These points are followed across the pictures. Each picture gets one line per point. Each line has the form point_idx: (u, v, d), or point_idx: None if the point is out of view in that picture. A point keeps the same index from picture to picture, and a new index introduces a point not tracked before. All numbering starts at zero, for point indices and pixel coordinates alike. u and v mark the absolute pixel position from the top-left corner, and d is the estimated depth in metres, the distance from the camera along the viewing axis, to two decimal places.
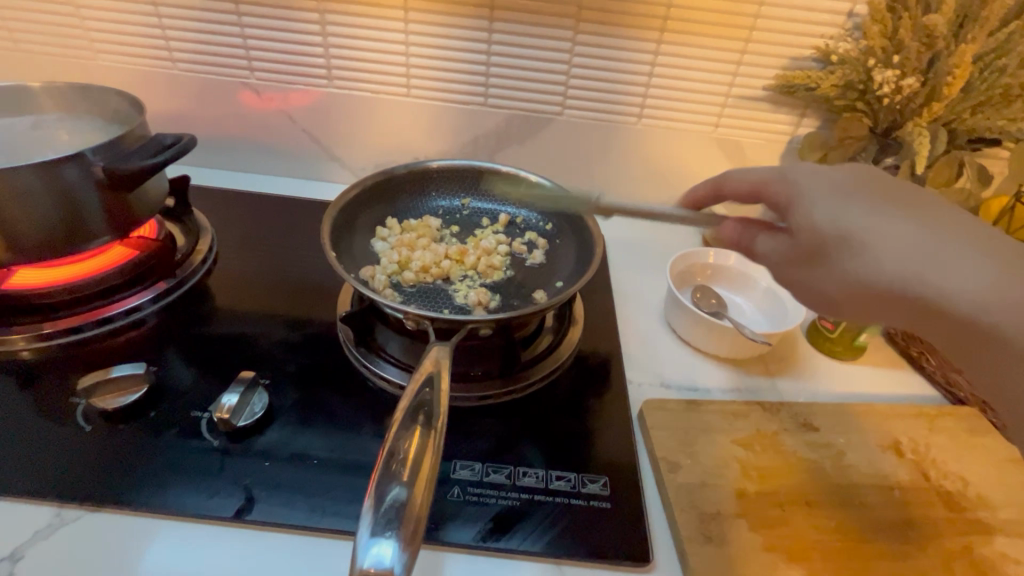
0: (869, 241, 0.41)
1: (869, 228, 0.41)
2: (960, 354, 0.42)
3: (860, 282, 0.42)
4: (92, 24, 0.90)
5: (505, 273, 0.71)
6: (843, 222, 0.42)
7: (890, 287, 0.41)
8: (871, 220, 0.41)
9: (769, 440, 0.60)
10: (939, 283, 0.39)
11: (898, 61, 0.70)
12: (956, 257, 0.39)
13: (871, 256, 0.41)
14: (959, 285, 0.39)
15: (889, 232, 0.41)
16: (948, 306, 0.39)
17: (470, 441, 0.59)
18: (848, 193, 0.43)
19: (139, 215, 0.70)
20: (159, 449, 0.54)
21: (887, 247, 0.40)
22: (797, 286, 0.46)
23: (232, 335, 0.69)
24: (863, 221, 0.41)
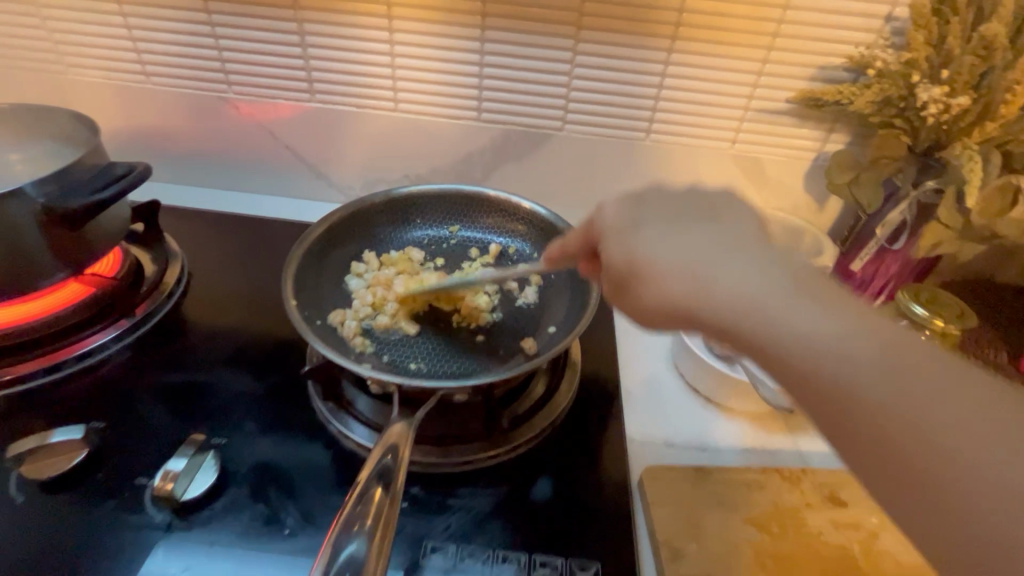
0: (646, 266, 0.42)
1: (659, 253, 0.42)
2: (811, 413, 0.35)
3: (662, 302, 0.41)
4: (62, 37, 0.84)
5: (493, 315, 0.65)
6: (645, 252, 0.42)
7: (698, 297, 0.39)
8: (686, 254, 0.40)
9: (790, 519, 0.53)
10: (739, 296, 0.37)
11: (947, 77, 0.61)
12: (732, 263, 0.39)
13: (669, 273, 0.41)
14: (768, 305, 0.36)
15: (666, 247, 0.42)
16: (764, 328, 0.36)
17: (445, 516, 0.52)
18: (643, 220, 0.45)
19: (96, 249, 0.64)
20: (97, 527, 0.49)
21: (701, 268, 0.39)
22: (622, 305, 0.46)
23: (192, 382, 0.63)
24: (662, 247, 0.42)
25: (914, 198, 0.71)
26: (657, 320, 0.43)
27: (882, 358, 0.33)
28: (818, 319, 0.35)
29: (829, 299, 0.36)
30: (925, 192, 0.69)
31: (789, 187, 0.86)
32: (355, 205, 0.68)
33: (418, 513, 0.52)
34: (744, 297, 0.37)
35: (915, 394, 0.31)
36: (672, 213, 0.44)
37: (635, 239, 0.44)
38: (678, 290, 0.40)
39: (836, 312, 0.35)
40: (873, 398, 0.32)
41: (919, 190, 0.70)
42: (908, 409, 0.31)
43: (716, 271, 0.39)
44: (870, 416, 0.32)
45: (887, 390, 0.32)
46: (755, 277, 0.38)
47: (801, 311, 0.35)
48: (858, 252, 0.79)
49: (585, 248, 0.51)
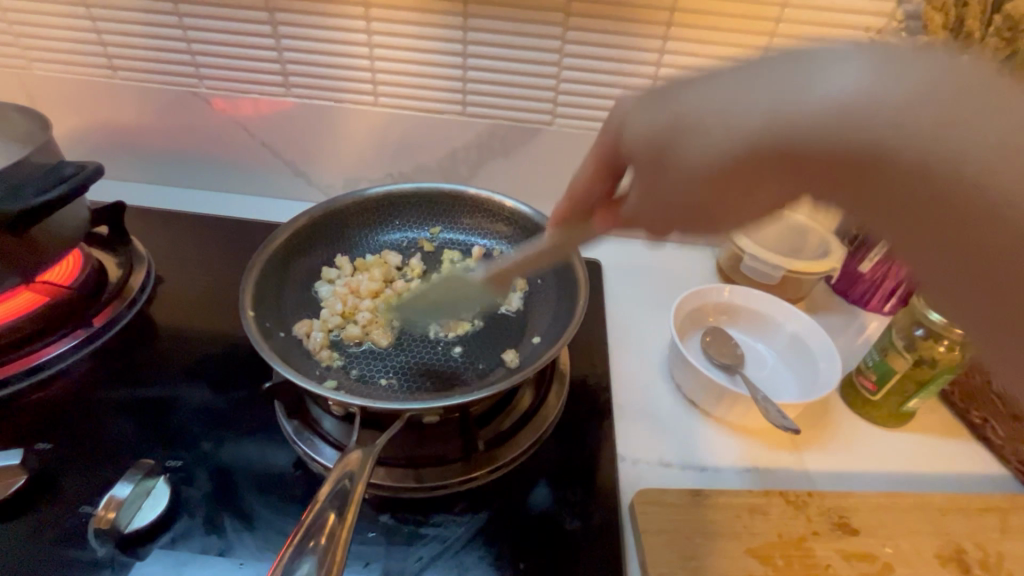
0: (619, 124, 0.38)
1: (713, 95, 0.33)
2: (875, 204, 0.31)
3: (719, 151, 0.33)
4: (22, 30, 0.80)
5: (473, 324, 0.60)
6: (622, 113, 0.38)
7: (778, 124, 0.31)
8: (704, 88, 0.33)
9: (794, 549, 0.48)
10: (801, 100, 0.30)
11: (968, 61, 0.56)
12: (718, 79, 0.33)
13: (718, 112, 0.33)
14: (826, 92, 0.30)
15: (636, 112, 0.36)
16: (819, 122, 0.30)
17: (417, 547, 0.47)
18: (613, 95, 0.39)
19: (47, 255, 0.59)
20: (34, 562, 0.45)
21: (697, 107, 0.33)
22: (652, 206, 0.38)
23: (150, 398, 0.58)
24: (645, 107, 0.36)
25: None
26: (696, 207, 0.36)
27: (955, 128, 0.27)
28: (883, 98, 0.29)
29: (890, 54, 0.29)
30: None
31: None
32: (327, 208, 0.65)
33: (388, 543, 0.48)
34: (792, 97, 0.30)
35: (994, 161, 0.26)
36: (702, 59, 0.35)
37: (679, 94, 0.34)
38: (755, 122, 0.32)
39: (899, 63, 0.29)
40: (946, 178, 0.27)
41: None
42: (985, 186, 0.27)
43: (795, 91, 0.31)
44: (930, 195, 0.28)
45: (960, 159, 0.27)
46: (802, 69, 0.31)
47: (866, 87, 0.29)
48: (868, 252, 0.74)
49: (597, 191, 0.43)
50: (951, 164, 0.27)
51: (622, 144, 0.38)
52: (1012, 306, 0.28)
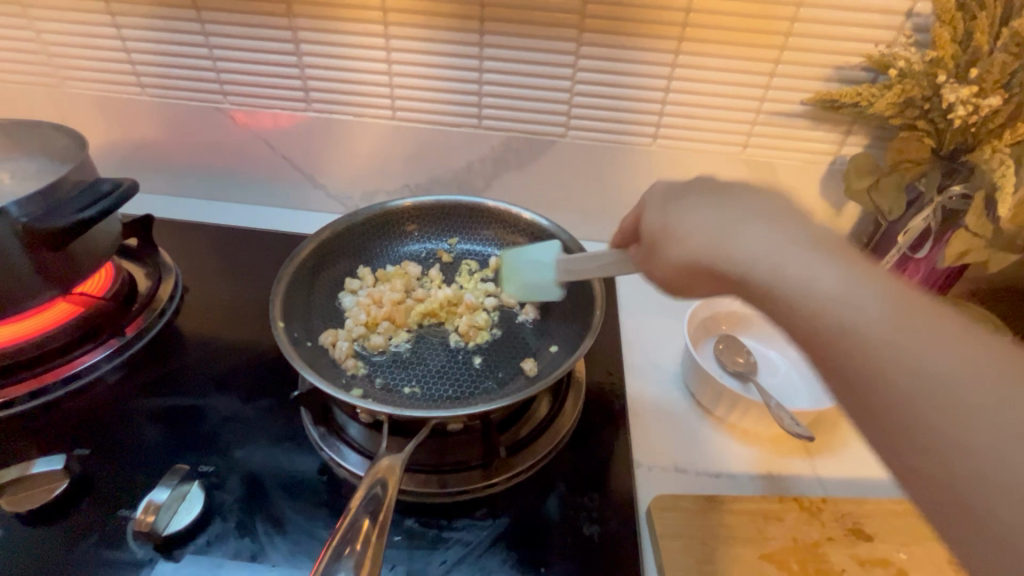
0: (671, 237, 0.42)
1: (691, 225, 0.40)
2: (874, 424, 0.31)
3: (688, 256, 0.41)
4: (56, 49, 0.83)
5: (492, 333, 0.62)
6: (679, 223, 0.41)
7: (722, 256, 0.38)
8: (678, 205, 0.42)
9: (809, 554, 0.49)
10: (763, 263, 0.36)
11: (976, 75, 0.57)
12: (753, 228, 0.37)
13: (699, 236, 0.40)
14: (797, 276, 0.34)
15: (689, 219, 0.41)
16: (794, 303, 0.34)
17: (440, 551, 0.49)
18: (684, 194, 0.43)
19: (85, 268, 0.62)
20: (76, 563, 0.47)
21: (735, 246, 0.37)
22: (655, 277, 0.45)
23: (181, 405, 0.61)
24: (696, 219, 0.40)
25: (937, 203, 0.67)
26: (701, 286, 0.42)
27: (874, 300, 0.31)
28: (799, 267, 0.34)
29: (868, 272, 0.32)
30: (950, 198, 0.65)
31: (804, 192, 0.82)
32: (349, 221, 0.67)
33: (412, 547, 0.49)
34: (765, 263, 0.35)
35: (900, 353, 0.29)
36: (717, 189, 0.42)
37: (676, 209, 0.43)
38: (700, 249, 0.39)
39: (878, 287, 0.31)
40: (863, 355, 0.30)
41: (943, 195, 0.66)
42: (897, 361, 0.29)
43: (745, 239, 0.37)
44: (852, 364, 0.31)
45: (892, 354, 0.29)
46: (757, 234, 0.37)
47: (830, 292, 0.32)
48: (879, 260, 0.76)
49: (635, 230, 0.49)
50: (872, 338, 0.30)
51: (643, 224, 0.46)
52: (904, 432, 0.29)
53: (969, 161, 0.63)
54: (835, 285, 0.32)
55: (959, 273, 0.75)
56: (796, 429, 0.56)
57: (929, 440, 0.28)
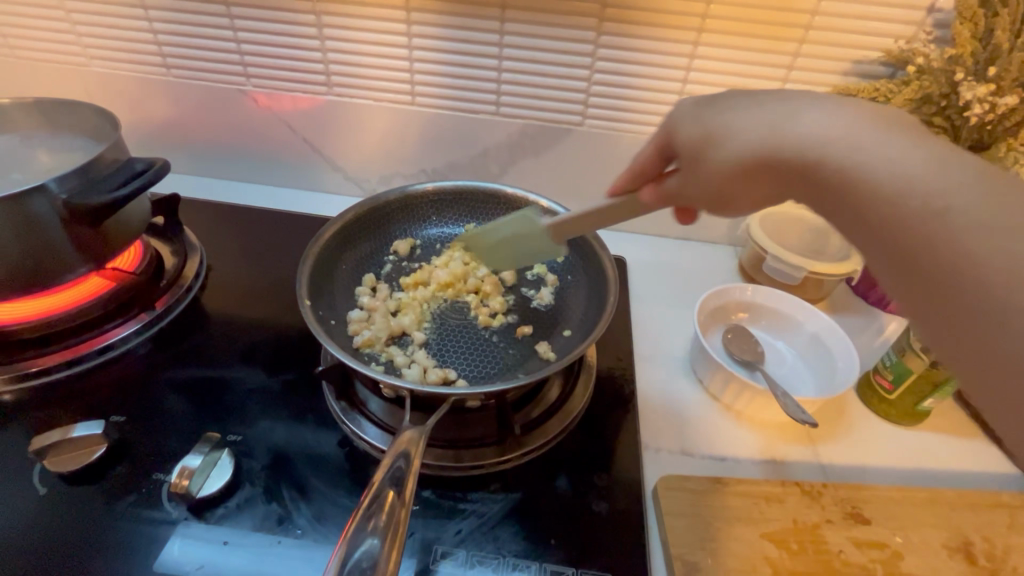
0: (726, 133, 0.42)
1: (741, 121, 0.42)
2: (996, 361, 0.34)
3: (753, 141, 0.41)
4: (84, 30, 0.85)
5: (507, 318, 0.65)
6: (723, 121, 0.42)
7: (788, 142, 0.39)
8: (805, 115, 0.39)
9: (808, 535, 0.51)
10: (835, 140, 0.37)
11: (994, 74, 0.58)
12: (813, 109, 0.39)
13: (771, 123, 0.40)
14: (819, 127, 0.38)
15: (741, 118, 0.41)
16: (879, 184, 0.36)
17: (456, 521, 0.51)
18: (723, 101, 0.44)
19: (118, 244, 0.65)
20: (114, 522, 0.50)
21: (790, 126, 0.39)
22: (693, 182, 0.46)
23: (208, 378, 0.63)
24: (749, 115, 0.41)
25: None
26: (745, 190, 0.43)
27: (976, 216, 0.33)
28: (850, 128, 0.37)
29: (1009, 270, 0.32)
30: None
31: None
32: (371, 204, 0.70)
33: (428, 516, 0.52)
34: (831, 142, 0.38)
35: (978, 231, 0.33)
36: (747, 92, 0.44)
37: (710, 115, 0.44)
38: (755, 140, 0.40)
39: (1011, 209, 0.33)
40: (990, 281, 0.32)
41: None
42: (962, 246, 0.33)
43: (811, 122, 0.39)
44: (921, 249, 0.34)
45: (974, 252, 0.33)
46: (882, 142, 0.36)
47: (920, 178, 0.34)
48: None
49: (655, 166, 0.50)
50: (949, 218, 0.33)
51: (676, 142, 0.47)
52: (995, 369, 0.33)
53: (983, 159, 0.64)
54: (931, 166, 0.35)
55: None
56: (802, 416, 0.57)
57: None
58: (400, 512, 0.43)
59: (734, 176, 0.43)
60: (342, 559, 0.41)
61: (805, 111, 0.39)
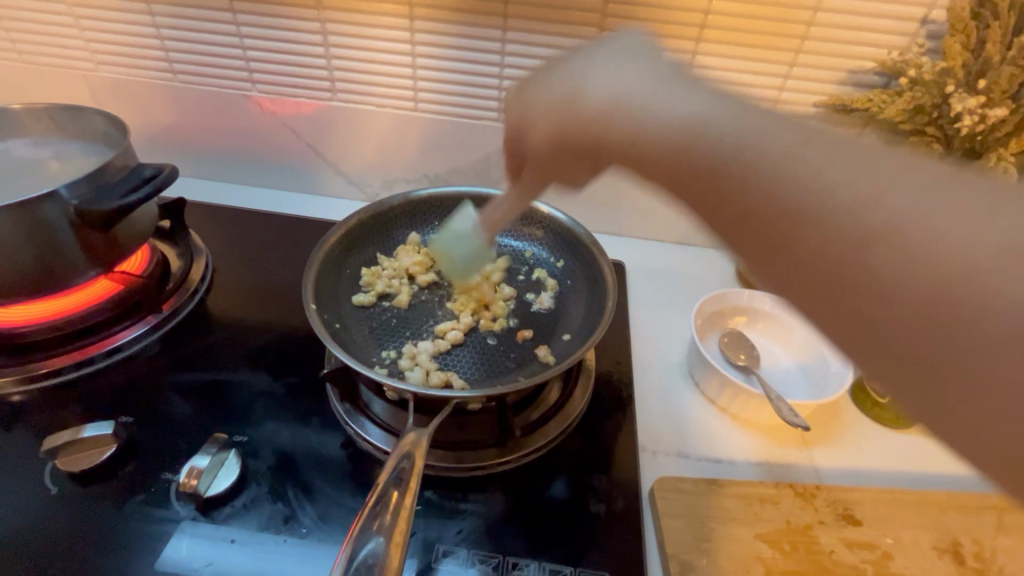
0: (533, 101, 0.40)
1: (579, 71, 0.37)
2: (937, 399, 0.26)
3: (554, 108, 0.38)
4: (92, 35, 0.86)
5: (507, 322, 0.67)
6: (533, 97, 0.40)
7: (588, 103, 0.36)
8: (596, 69, 0.37)
9: (801, 536, 0.52)
10: (620, 98, 0.35)
11: (983, 87, 0.59)
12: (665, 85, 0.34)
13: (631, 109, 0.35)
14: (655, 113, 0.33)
15: (591, 79, 0.37)
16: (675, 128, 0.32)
17: (457, 520, 0.53)
18: (561, 62, 0.40)
19: (127, 248, 0.66)
20: (123, 521, 0.51)
21: (592, 83, 0.36)
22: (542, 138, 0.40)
23: (215, 379, 0.65)
24: (578, 73, 0.37)
25: None
26: (565, 170, 0.41)
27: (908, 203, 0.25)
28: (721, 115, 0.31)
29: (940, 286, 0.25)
30: None
31: None
32: (373, 209, 0.71)
33: (431, 516, 0.53)
34: (641, 99, 0.34)
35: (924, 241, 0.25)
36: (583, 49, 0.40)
37: (531, 90, 0.40)
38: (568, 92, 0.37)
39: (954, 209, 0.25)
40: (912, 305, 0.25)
41: None
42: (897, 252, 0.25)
43: (600, 83, 0.36)
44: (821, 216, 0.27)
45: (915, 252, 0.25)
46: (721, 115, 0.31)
47: (705, 115, 0.31)
48: None
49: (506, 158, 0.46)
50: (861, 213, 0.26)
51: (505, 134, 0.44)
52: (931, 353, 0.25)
53: None
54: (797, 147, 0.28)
55: None
56: (796, 421, 0.58)
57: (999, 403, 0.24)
58: (404, 511, 0.44)
59: (555, 144, 0.39)
60: (349, 557, 0.42)
61: (586, 71, 0.37)
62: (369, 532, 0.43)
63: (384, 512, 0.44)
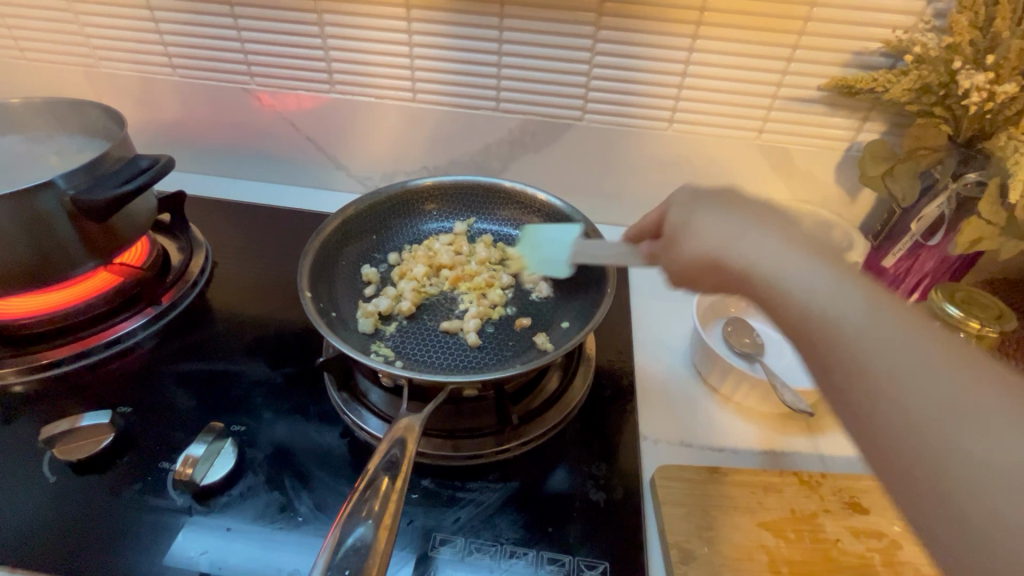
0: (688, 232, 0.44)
1: (703, 228, 0.42)
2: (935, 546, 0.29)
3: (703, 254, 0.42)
4: (92, 31, 0.86)
5: (505, 310, 0.66)
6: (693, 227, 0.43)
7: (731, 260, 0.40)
8: (736, 229, 0.40)
9: (806, 524, 0.51)
10: (764, 262, 0.37)
11: (992, 62, 0.58)
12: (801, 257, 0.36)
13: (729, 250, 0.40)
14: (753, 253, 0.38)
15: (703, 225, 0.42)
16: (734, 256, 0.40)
17: (454, 509, 0.52)
18: (717, 206, 0.43)
19: (125, 240, 0.66)
20: (120, 509, 0.51)
21: (737, 250, 0.39)
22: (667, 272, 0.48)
23: (213, 370, 0.65)
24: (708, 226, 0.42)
25: (954, 191, 0.67)
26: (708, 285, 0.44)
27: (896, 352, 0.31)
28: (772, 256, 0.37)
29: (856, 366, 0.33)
30: (966, 185, 0.66)
31: (818, 178, 0.82)
32: (370, 199, 0.71)
33: (427, 504, 0.52)
34: (770, 266, 0.37)
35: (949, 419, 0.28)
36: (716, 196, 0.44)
37: (698, 210, 0.44)
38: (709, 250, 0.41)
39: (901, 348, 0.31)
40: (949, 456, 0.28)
41: (959, 183, 0.66)
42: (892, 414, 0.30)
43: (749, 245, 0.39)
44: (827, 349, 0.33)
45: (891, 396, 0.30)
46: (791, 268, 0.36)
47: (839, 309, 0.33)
48: (891, 249, 0.77)
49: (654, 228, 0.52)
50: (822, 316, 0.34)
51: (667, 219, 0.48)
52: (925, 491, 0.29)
53: (986, 148, 0.64)
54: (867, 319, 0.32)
55: (971, 261, 0.76)
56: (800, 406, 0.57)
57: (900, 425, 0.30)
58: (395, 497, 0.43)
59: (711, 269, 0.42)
60: (336, 542, 0.41)
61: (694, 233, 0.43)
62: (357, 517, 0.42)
63: (374, 498, 0.43)
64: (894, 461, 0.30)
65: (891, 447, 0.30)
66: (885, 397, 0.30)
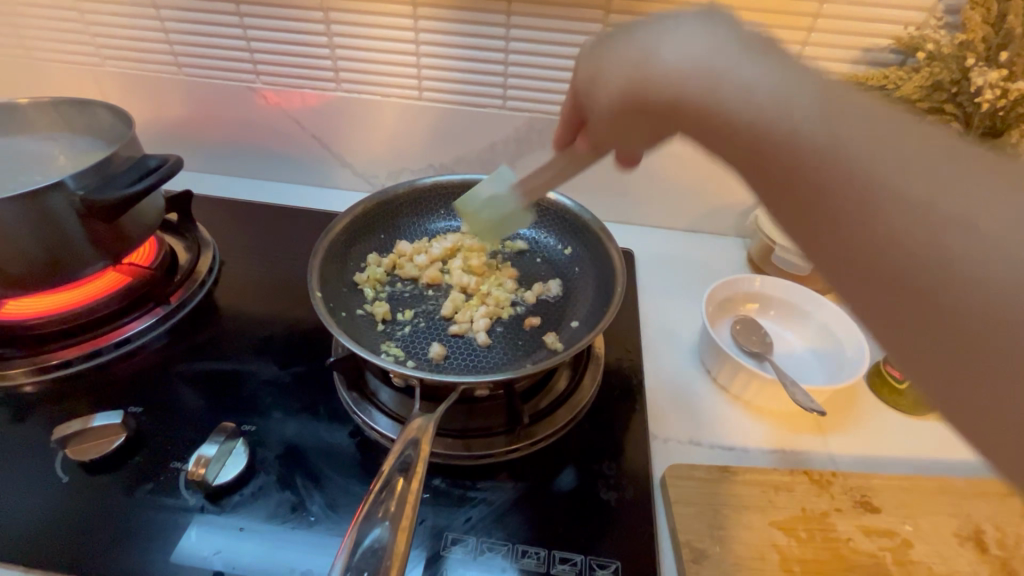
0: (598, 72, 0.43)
1: (624, 56, 0.41)
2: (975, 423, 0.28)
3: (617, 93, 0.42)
4: (98, 31, 0.86)
5: (515, 309, 0.66)
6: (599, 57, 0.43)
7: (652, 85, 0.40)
8: (669, 39, 0.39)
9: (818, 523, 0.51)
10: (694, 82, 0.37)
11: (1006, 60, 0.57)
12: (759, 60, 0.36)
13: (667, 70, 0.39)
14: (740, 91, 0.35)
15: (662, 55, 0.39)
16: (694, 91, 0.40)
17: (466, 509, 0.52)
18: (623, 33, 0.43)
19: (135, 240, 0.66)
20: (132, 509, 0.51)
21: (663, 54, 0.39)
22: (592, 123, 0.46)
23: (223, 370, 0.65)
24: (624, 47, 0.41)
25: None
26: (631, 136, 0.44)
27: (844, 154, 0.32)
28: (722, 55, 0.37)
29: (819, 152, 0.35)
30: None
31: None
32: (379, 198, 0.71)
33: (438, 503, 0.53)
34: (711, 71, 0.37)
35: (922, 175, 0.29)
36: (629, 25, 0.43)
37: (607, 53, 0.43)
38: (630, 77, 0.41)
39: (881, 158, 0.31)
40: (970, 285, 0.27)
41: None
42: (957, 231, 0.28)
43: (675, 50, 0.39)
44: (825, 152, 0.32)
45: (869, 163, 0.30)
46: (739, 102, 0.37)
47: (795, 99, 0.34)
48: None
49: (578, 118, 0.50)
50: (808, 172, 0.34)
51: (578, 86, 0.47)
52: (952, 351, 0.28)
53: None
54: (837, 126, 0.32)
55: None
56: (811, 405, 0.57)
57: (909, 275, 0.29)
58: (411, 498, 0.43)
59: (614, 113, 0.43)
60: (354, 543, 0.41)
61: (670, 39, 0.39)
62: (373, 519, 0.43)
63: (389, 499, 0.44)
64: (919, 316, 0.29)
65: (911, 269, 0.29)
66: (888, 201, 0.29)
